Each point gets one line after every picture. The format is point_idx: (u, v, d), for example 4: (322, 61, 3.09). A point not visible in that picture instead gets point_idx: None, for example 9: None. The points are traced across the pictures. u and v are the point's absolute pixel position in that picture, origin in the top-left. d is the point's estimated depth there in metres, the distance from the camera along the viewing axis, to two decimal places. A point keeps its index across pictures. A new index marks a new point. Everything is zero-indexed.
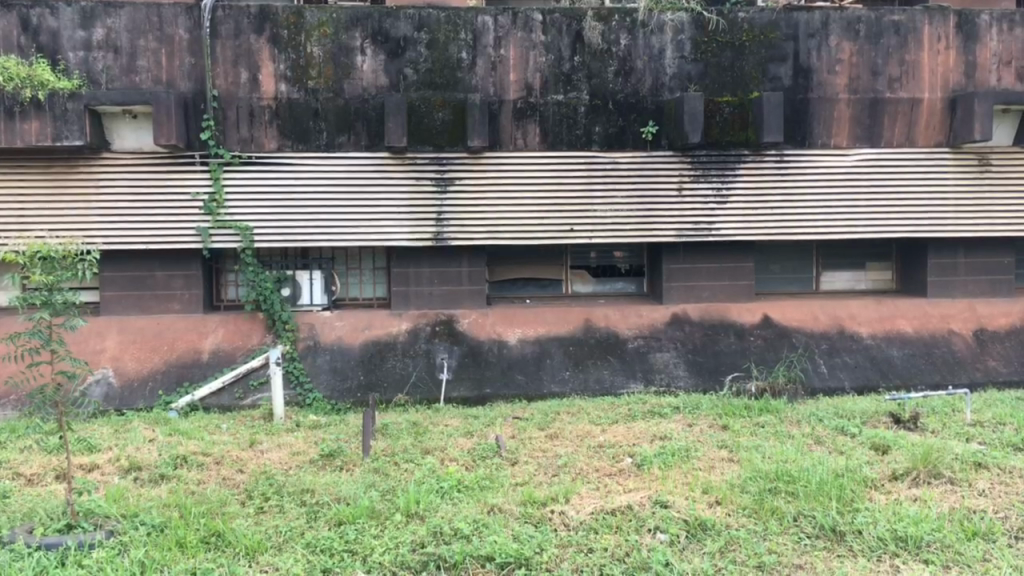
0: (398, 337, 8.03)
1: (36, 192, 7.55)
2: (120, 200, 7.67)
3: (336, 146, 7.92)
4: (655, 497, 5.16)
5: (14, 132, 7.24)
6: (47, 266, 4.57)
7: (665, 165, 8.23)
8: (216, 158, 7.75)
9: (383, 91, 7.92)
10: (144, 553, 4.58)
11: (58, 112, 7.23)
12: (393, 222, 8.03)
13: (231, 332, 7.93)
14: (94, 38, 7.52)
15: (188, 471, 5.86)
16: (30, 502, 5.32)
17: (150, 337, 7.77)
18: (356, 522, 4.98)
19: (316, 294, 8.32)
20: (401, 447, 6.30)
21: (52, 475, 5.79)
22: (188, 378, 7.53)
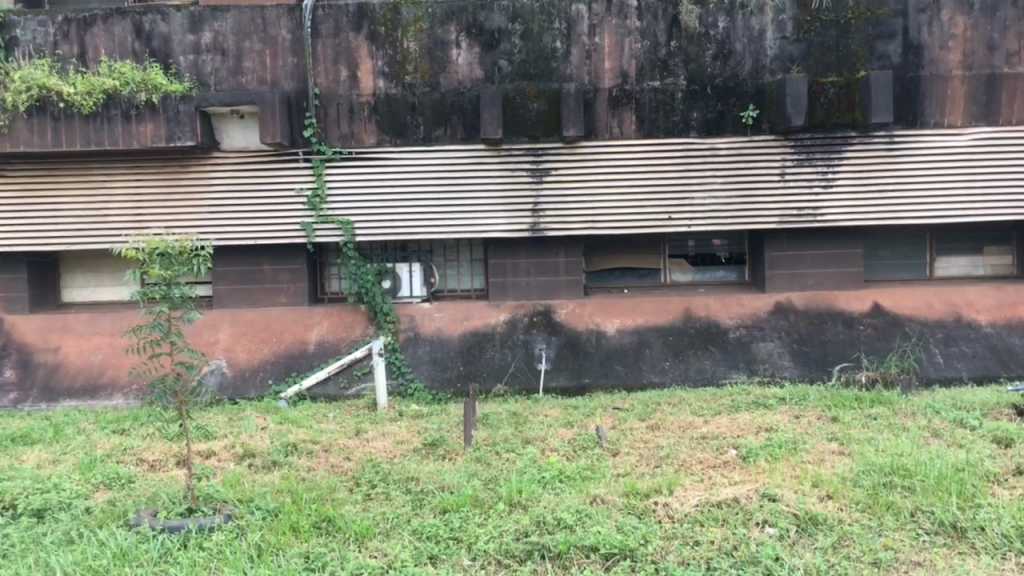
0: (496, 327, 8.08)
1: (152, 191, 7.91)
2: (230, 197, 7.94)
3: (433, 139, 8.00)
4: (762, 490, 5.03)
5: (131, 134, 7.56)
6: (165, 261, 4.79)
7: (766, 150, 7.99)
8: (318, 155, 7.93)
9: (479, 83, 7.95)
10: (260, 536, 4.77)
11: (171, 114, 7.53)
12: (489, 214, 8.06)
13: (335, 323, 8.14)
14: (202, 42, 7.82)
15: (298, 458, 6.07)
16: (153, 486, 5.61)
17: (259, 329, 8.05)
18: (460, 510, 5.06)
19: (415, 286, 8.45)
20: (502, 437, 6.35)
21: (173, 460, 6.08)
22: (296, 368, 7.77)
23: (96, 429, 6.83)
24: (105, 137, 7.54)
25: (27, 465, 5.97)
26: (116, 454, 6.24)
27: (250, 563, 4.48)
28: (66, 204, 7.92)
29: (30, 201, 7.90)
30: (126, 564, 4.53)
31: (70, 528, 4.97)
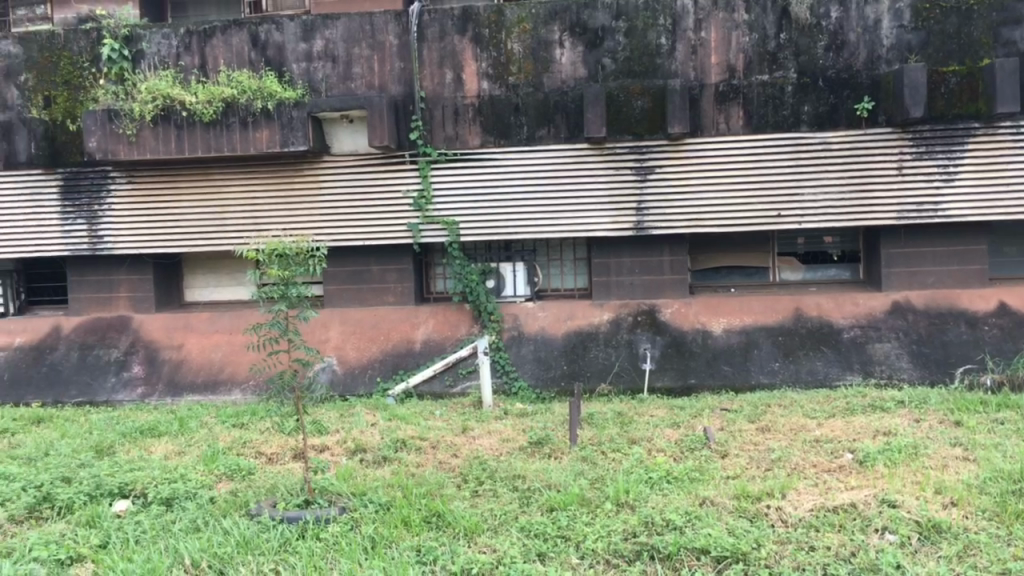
0: (600, 327, 8.04)
1: (268, 195, 8.23)
2: (340, 199, 8.18)
3: (537, 139, 8.05)
4: (880, 496, 4.85)
5: (248, 140, 7.86)
6: (282, 262, 4.97)
7: (882, 142, 7.69)
8: (423, 157, 8.09)
9: (582, 82, 7.97)
10: (373, 529, 4.89)
11: (285, 121, 7.81)
12: (594, 212, 7.99)
13: (441, 322, 8.25)
14: (314, 49, 8.09)
15: (407, 454, 6.20)
16: (272, 478, 5.84)
17: (368, 328, 8.25)
18: (568, 509, 5.06)
19: (519, 285, 8.52)
20: (607, 437, 6.32)
21: (290, 454, 6.31)
22: (403, 366, 7.97)
23: (217, 423, 7.15)
24: (224, 144, 7.88)
25: (155, 456, 6.30)
26: (236, 447, 6.51)
27: (365, 555, 4.61)
28: (188, 208, 8.31)
29: (155, 205, 8.33)
30: (248, 552, 4.73)
31: (196, 516, 5.21)
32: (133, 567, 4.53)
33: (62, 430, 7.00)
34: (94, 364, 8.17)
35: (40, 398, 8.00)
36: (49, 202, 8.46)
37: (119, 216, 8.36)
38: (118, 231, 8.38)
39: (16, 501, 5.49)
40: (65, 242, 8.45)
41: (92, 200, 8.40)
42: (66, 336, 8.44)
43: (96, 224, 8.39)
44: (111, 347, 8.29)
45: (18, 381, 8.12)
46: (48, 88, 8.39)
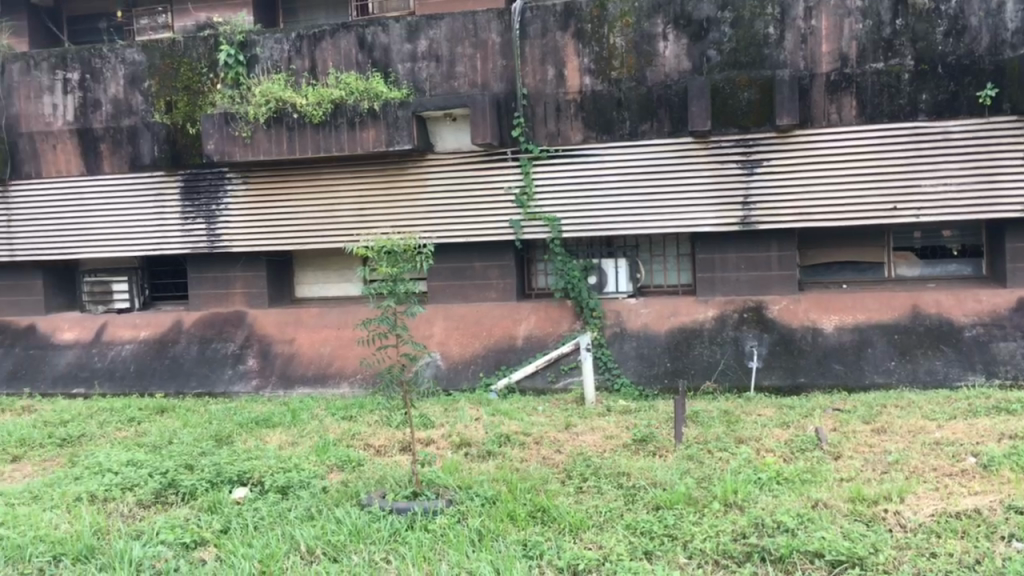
0: (705, 324, 7.91)
1: (374, 194, 8.42)
2: (444, 196, 8.30)
3: (640, 134, 7.97)
4: (1008, 502, 4.61)
5: (355, 140, 8.06)
6: (391, 259, 5.09)
7: (1008, 131, 7.29)
8: (526, 154, 8.13)
9: (686, 75, 7.85)
10: (481, 522, 4.95)
11: (391, 120, 7.98)
12: (698, 207, 7.85)
13: (543, 318, 8.28)
14: (419, 50, 8.24)
15: (512, 449, 6.24)
16: (380, 470, 5.98)
17: (471, 324, 8.36)
18: (674, 508, 5.00)
19: (621, 282, 8.46)
20: (714, 436, 6.21)
21: (397, 447, 6.45)
22: (505, 362, 8.02)
23: (327, 415, 7.37)
24: (333, 144, 8.11)
25: (270, 446, 6.55)
26: (346, 439, 6.70)
27: (472, 547, 4.67)
28: (299, 207, 8.59)
29: (267, 205, 8.65)
30: (360, 541, 4.86)
31: (310, 505, 5.39)
32: (252, 552, 4.72)
33: (184, 420, 7.35)
34: (213, 358, 8.54)
35: (164, 389, 8.37)
36: (171, 202, 8.88)
37: (234, 216, 8.71)
38: (234, 230, 8.73)
39: (144, 486, 5.80)
40: (185, 240, 8.87)
41: (210, 200, 8.78)
42: (187, 331, 8.85)
43: (213, 224, 8.77)
44: (227, 341, 8.65)
45: (144, 373, 8.54)
46: (169, 93, 8.81)
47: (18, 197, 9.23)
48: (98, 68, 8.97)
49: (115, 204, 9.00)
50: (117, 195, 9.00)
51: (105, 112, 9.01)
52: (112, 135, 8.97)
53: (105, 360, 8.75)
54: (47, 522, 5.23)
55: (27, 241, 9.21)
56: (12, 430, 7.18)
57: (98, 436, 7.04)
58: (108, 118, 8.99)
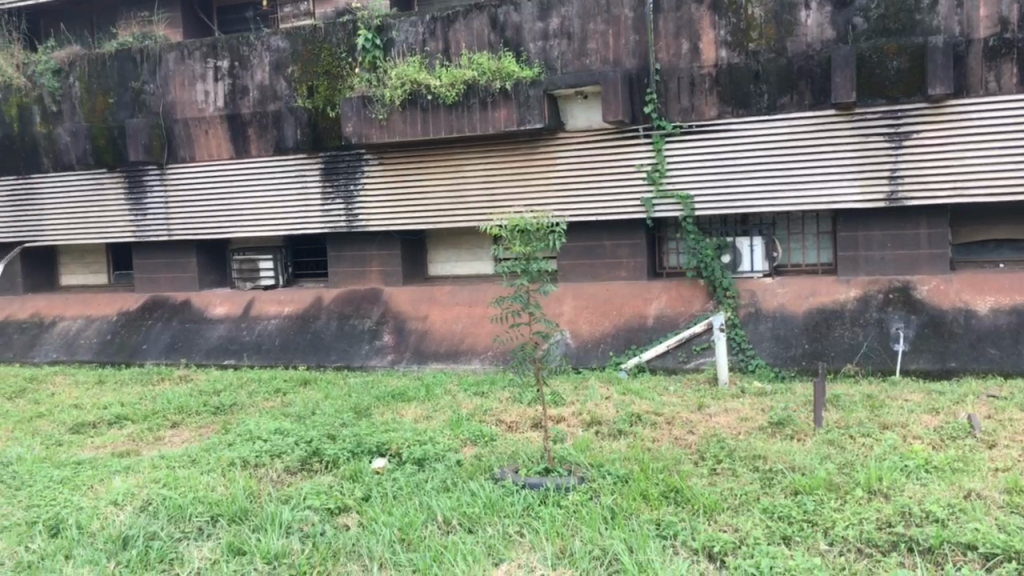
0: (846, 305, 7.60)
1: (506, 172, 8.50)
2: (574, 174, 8.29)
3: (778, 107, 7.69)
4: None
5: (487, 120, 8.16)
6: (524, 238, 5.13)
7: None
8: (658, 130, 8.00)
9: (829, 44, 7.52)
10: (614, 500, 4.95)
11: (522, 99, 8.01)
12: (840, 183, 7.51)
13: (674, 297, 8.16)
14: (551, 28, 8.24)
15: (643, 429, 6.20)
16: (513, 445, 6.07)
17: (601, 303, 8.34)
18: (814, 493, 4.85)
19: (756, 260, 8.29)
20: (856, 420, 5.97)
21: (529, 423, 6.53)
22: (636, 341, 7.94)
23: (459, 390, 7.53)
24: (466, 124, 8.23)
25: (406, 419, 6.75)
26: (478, 414, 6.83)
27: (605, 524, 4.69)
28: (433, 186, 8.77)
29: (403, 186, 8.88)
30: (495, 514, 4.95)
31: (446, 477, 5.54)
32: (392, 521, 4.89)
33: (325, 392, 7.69)
34: (351, 332, 8.86)
35: (306, 361, 8.76)
36: (313, 183, 9.25)
37: (372, 196, 9.00)
38: (371, 209, 9.02)
39: (291, 453, 6.10)
40: (326, 220, 9.22)
41: (348, 181, 9.10)
42: (327, 307, 9.24)
43: (352, 204, 9.08)
44: (365, 317, 8.97)
45: (288, 346, 8.96)
46: (311, 78, 9.14)
47: (174, 180, 9.84)
48: (246, 55, 9.41)
49: (262, 186, 9.46)
50: (263, 176, 9.44)
51: (252, 98, 9.45)
52: (259, 119, 9.41)
53: (253, 334, 9.23)
54: (204, 484, 5.59)
55: (183, 221, 9.82)
56: (172, 398, 7.70)
57: (248, 405, 7.46)
58: (255, 104, 9.43)
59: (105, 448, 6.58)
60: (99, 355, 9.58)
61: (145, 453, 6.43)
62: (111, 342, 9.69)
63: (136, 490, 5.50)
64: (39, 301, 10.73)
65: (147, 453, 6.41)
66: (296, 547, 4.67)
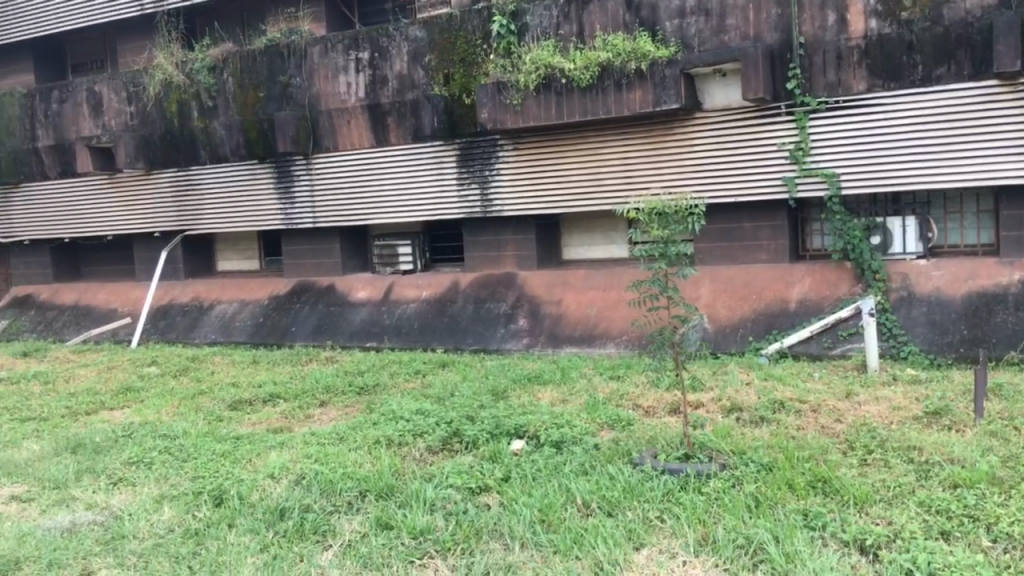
0: (1009, 289, 7.10)
1: (641, 154, 8.41)
2: (712, 154, 8.10)
3: (933, 79, 7.24)
4: None
5: (623, 102, 8.08)
6: (662, 221, 5.05)
7: None
8: (802, 107, 7.69)
9: (992, 10, 7.03)
10: (757, 488, 4.83)
11: (658, 79, 7.89)
12: (1003, 158, 7.00)
13: (818, 281, 7.87)
14: (687, 5, 8.07)
15: (786, 416, 6.01)
16: (651, 430, 6.01)
17: (739, 287, 8.15)
18: (975, 487, 4.57)
19: (909, 242, 7.85)
20: (1021, 412, 5.59)
21: (667, 408, 6.45)
22: (777, 326, 7.69)
23: (595, 373, 7.52)
24: (600, 107, 8.18)
25: (543, 402, 6.81)
26: (615, 398, 6.80)
27: (749, 513, 4.57)
28: (567, 170, 8.78)
29: (537, 171, 8.93)
30: (634, 498, 4.92)
31: (584, 460, 5.55)
32: (533, 501, 4.95)
33: (463, 374, 7.86)
34: (487, 316, 9.00)
35: (443, 344, 8.95)
36: (449, 169, 9.44)
37: (507, 181, 9.10)
38: (506, 194, 9.12)
39: (432, 433, 6.27)
40: (462, 206, 9.40)
41: (484, 166, 9.23)
42: (464, 291, 9.42)
43: (487, 189, 9.22)
44: (500, 301, 9.09)
45: (426, 330, 9.19)
46: (448, 66, 9.30)
47: (319, 169, 10.25)
48: (385, 46, 9.67)
49: (401, 173, 9.73)
50: (402, 164, 9.71)
51: (391, 88, 9.70)
52: (397, 108, 9.65)
53: (394, 317, 9.52)
54: (353, 461, 5.82)
55: (328, 209, 10.25)
56: (320, 378, 8.07)
57: (390, 386, 7.72)
58: (394, 93, 9.67)
59: (261, 424, 6.96)
60: (253, 337, 10.13)
61: (296, 430, 6.76)
62: (263, 324, 10.22)
63: (291, 465, 5.80)
64: (199, 286, 11.46)
65: (299, 430, 6.74)
66: (440, 525, 4.80)
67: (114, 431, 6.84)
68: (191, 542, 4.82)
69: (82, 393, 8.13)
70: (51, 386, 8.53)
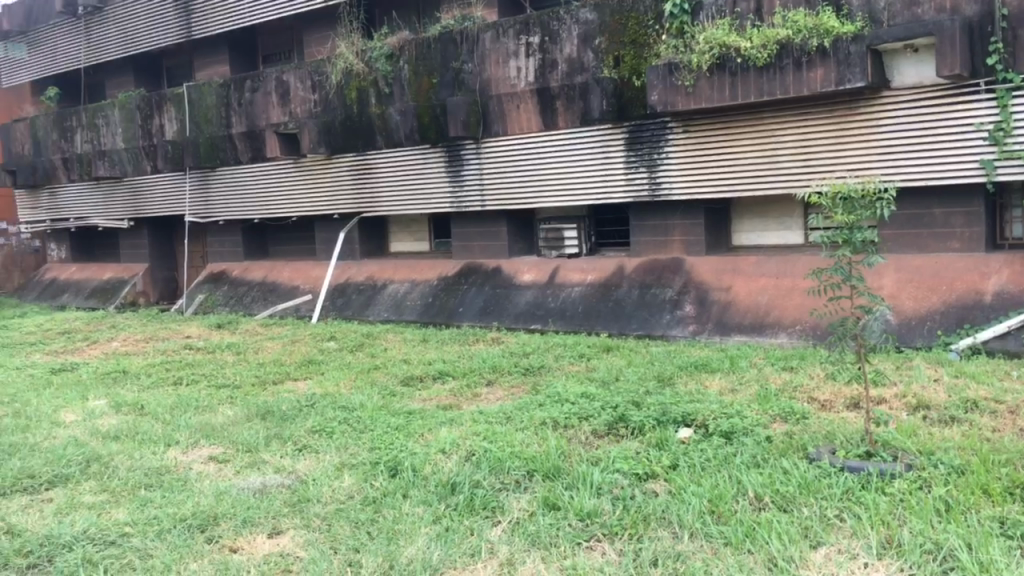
0: None
1: (820, 135, 8.04)
2: (899, 136, 7.63)
3: None
4: None
5: (802, 81, 7.74)
6: (847, 206, 4.74)
7: None
8: (1004, 84, 7.11)
9: None
10: (947, 492, 4.52)
11: (842, 56, 7.49)
12: None
13: (1018, 273, 7.26)
14: None
15: (980, 416, 5.59)
16: (827, 425, 5.75)
17: (928, 277, 7.66)
18: None
19: None
20: None
21: (844, 403, 6.15)
22: (970, 320, 7.15)
23: (766, 363, 7.27)
24: (777, 87, 7.88)
25: (711, 390, 6.65)
26: (788, 390, 6.56)
27: (939, 517, 4.29)
28: (740, 153, 8.53)
29: (708, 154, 8.73)
30: (810, 494, 4.72)
31: (755, 452, 5.38)
32: (702, 491, 4.85)
33: (629, 359, 7.80)
34: (653, 302, 8.89)
35: (608, 329, 8.90)
36: (617, 152, 9.38)
37: (676, 164, 8.94)
38: (675, 177, 8.97)
39: (598, 417, 6.27)
40: (629, 189, 9.34)
41: (652, 150, 9.11)
42: (630, 277, 9.36)
43: (656, 173, 9.10)
44: (667, 287, 8.97)
45: (590, 314, 9.18)
46: (618, 49, 9.21)
47: (488, 153, 10.44)
48: (556, 30, 9.69)
49: (569, 157, 9.76)
50: (569, 147, 9.73)
51: (560, 71, 9.72)
52: (567, 92, 9.66)
53: (558, 300, 9.58)
54: (520, 440, 5.91)
55: (496, 192, 10.43)
56: (487, 358, 8.26)
57: (556, 368, 7.80)
58: (563, 76, 9.68)
59: (432, 400, 7.21)
60: (423, 316, 10.48)
61: (465, 407, 6.95)
62: (432, 304, 10.56)
63: (461, 441, 5.96)
64: (373, 266, 11.99)
65: (468, 407, 6.92)
66: (608, 509, 4.79)
67: (298, 401, 7.28)
68: (369, 509, 5.04)
69: (269, 364, 8.69)
70: (243, 357, 9.17)
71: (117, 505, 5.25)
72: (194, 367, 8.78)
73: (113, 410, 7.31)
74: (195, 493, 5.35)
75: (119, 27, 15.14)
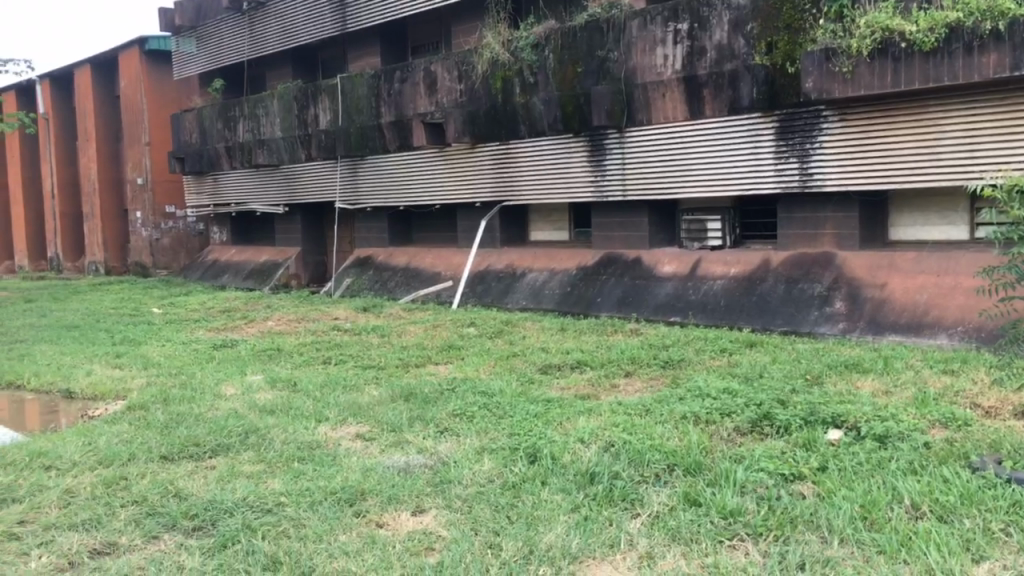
0: None
1: (991, 125, 7.51)
2: None
3: None
4: None
5: (973, 66, 7.25)
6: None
7: None
8: None
9: None
10: None
11: (1019, 40, 6.96)
12: None
13: None
14: None
15: None
16: (992, 433, 5.38)
17: None
18: None
19: None
20: None
21: (1011, 410, 5.73)
22: None
23: (924, 365, 6.88)
24: (945, 73, 7.41)
25: (863, 392, 6.34)
26: (948, 395, 6.16)
27: None
28: (899, 143, 8.09)
29: (865, 143, 8.33)
30: (973, 505, 4.43)
31: (912, 458, 5.09)
32: (853, 496, 4.64)
33: (773, 355, 7.56)
34: (800, 297, 8.57)
35: (751, 324, 8.65)
36: (766, 142, 9.10)
37: (829, 154, 8.59)
38: (828, 168, 8.62)
39: (741, 414, 6.10)
40: (778, 180, 9.03)
41: (805, 139, 8.77)
42: (776, 271, 9.06)
43: (807, 163, 8.76)
44: (816, 282, 8.63)
45: (733, 308, 8.94)
46: (771, 34, 8.85)
47: (632, 143, 10.38)
48: (706, 16, 9.41)
49: (715, 147, 9.56)
50: (717, 137, 9.53)
51: (709, 58, 9.47)
52: (716, 80, 9.41)
53: (699, 293, 9.39)
54: (659, 434, 5.82)
55: (639, 182, 10.35)
56: (625, 349, 8.19)
57: (696, 362, 7.65)
58: (712, 64, 9.44)
59: (570, 389, 7.22)
60: (561, 305, 10.51)
61: (603, 397, 6.92)
62: (570, 293, 10.58)
63: (599, 432, 5.94)
64: (512, 254, 12.12)
65: (606, 398, 6.88)
66: (752, 508, 4.66)
67: (440, 384, 7.46)
68: (509, 494, 5.11)
69: (412, 348, 8.94)
70: (387, 339, 9.48)
71: (273, 476, 5.53)
72: (342, 348, 9.15)
73: (269, 386, 7.72)
74: (344, 468, 5.57)
75: (279, 22, 15.89)
